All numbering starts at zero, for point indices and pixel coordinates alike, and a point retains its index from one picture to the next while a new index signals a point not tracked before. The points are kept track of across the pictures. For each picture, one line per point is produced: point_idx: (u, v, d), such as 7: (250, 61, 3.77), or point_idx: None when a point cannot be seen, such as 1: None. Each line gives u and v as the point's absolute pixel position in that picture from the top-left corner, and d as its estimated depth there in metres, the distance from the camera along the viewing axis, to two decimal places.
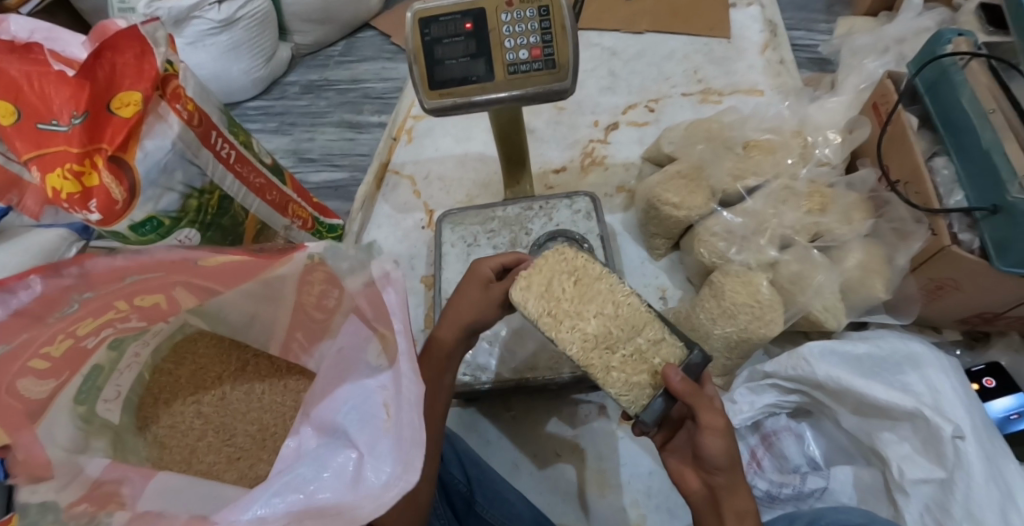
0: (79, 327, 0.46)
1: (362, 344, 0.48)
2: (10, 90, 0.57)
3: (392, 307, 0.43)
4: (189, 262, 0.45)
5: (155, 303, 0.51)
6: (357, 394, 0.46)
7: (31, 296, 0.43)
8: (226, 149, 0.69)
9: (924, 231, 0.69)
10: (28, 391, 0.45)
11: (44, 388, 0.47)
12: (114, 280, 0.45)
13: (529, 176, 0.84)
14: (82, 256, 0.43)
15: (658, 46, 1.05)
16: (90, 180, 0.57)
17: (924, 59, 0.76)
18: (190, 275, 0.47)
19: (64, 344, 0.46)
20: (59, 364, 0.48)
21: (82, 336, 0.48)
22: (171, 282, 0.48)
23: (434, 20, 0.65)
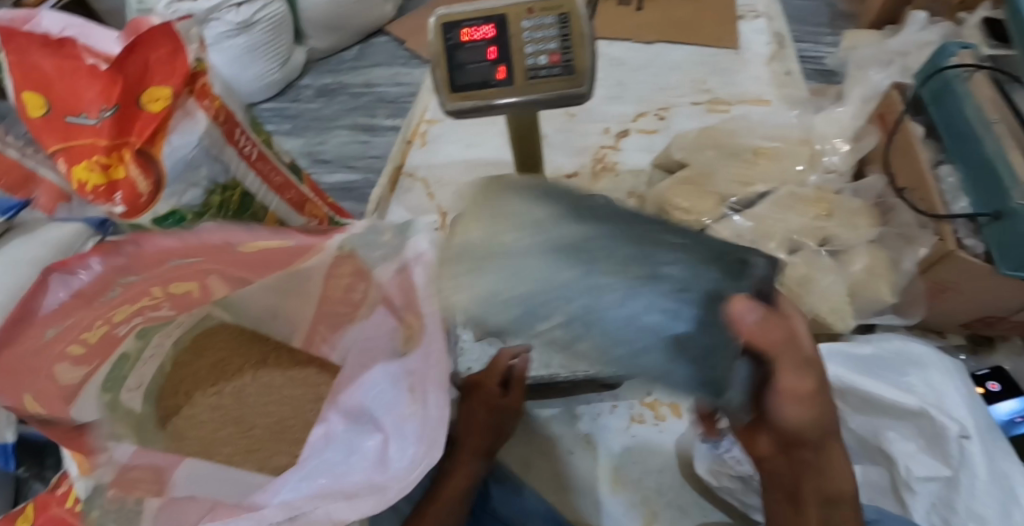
0: (115, 315, 0.50)
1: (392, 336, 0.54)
2: (45, 86, 0.67)
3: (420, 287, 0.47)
4: (231, 248, 0.47)
5: (187, 292, 0.53)
6: (384, 381, 0.51)
7: (88, 275, 0.44)
8: (249, 147, 0.75)
9: (930, 237, 0.71)
10: (63, 375, 0.48)
11: (77, 372, 0.50)
12: (159, 263, 0.46)
13: (542, 181, 0.86)
14: (141, 236, 0.43)
15: (667, 56, 1.07)
16: (117, 172, 0.67)
17: (928, 72, 0.78)
18: (226, 262, 0.50)
19: (99, 331, 0.50)
20: (93, 350, 0.50)
21: (115, 322, 0.51)
22: (207, 271, 0.51)
23: (457, 24, 0.68)
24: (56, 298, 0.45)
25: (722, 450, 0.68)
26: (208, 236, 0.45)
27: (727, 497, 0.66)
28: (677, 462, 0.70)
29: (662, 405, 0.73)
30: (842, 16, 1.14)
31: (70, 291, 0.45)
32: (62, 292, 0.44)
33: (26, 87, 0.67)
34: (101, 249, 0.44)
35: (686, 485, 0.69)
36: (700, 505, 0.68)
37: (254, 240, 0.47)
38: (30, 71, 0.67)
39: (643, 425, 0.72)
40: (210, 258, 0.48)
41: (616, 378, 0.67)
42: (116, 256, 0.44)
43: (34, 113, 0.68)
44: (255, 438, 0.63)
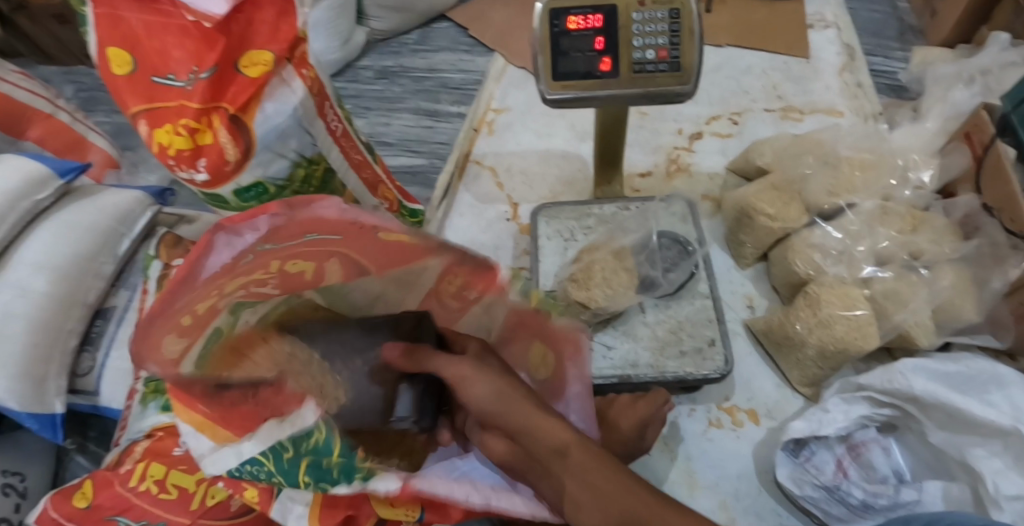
0: (230, 285, 0.46)
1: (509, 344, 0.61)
2: (131, 41, 0.64)
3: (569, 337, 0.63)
4: (372, 232, 0.49)
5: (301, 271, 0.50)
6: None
7: (256, 236, 0.46)
8: (335, 122, 0.74)
9: (1022, 258, 0.71)
10: (169, 347, 0.45)
11: (176, 346, 0.46)
12: (297, 234, 0.47)
13: (619, 178, 0.85)
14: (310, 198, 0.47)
15: (739, 61, 1.07)
16: (204, 138, 0.65)
17: (1020, 94, 0.79)
18: (359, 248, 0.50)
19: (207, 303, 0.46)
20: (197, 324, 0.46)
21: (223, 294, 0.47)
22: (330, 252, 0.50)
23: (565, 11, 0.66)
24: (219, 258, 0.45)
25: (801, 458, 0.68)
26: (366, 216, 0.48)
27: (809, 506, 0.66)
28: (754, 468, 0.70)
29: (740, 411, 0.73)
30: (913, 31, 1.14)
31: (233, 251, 0.46)
32: (222, 255, 0.45)
33: (112, 42, 0.64)
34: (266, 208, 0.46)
35: (763, 493, 0.69)
36: (777, 513, 0.67)
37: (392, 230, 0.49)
38: (117, 24, 0.64)
39: (720, 430, 0.72)
40: (347, 239, 0.49)
41: (702, 381, 0.66)
42: (277, 217, 0.46)
43: (117, 70, 0.65)
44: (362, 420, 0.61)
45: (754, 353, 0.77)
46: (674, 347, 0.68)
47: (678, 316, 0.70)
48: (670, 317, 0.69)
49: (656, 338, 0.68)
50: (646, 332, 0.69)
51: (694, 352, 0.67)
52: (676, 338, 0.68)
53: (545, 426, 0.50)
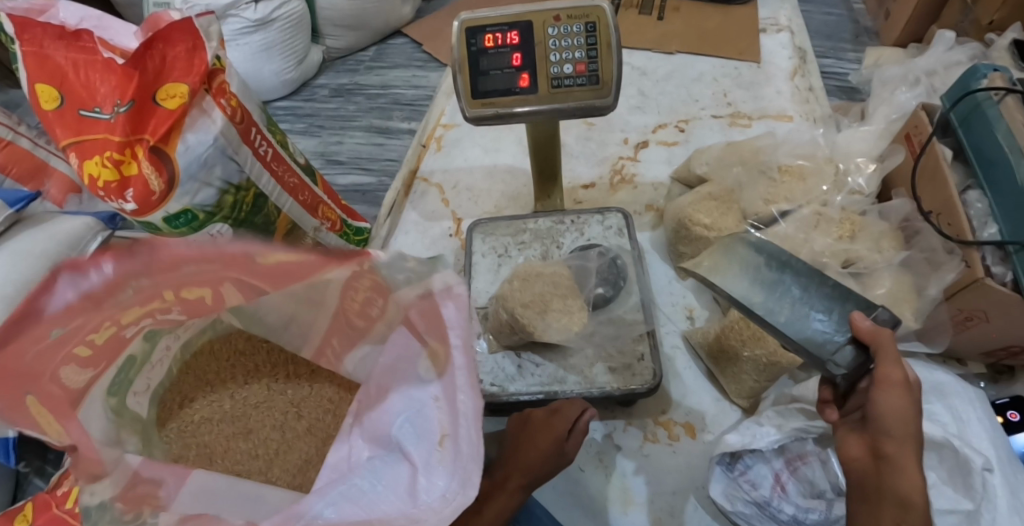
0: (124, 316, 0.49)
1: (411, 358, 0.56)
2: (58, 77, 0.65)
3: (451, 321, 0.49)
4: (249, 258, 0.47)
5: (200, 297, 0.53)
6: (409, 407, 0.55)
7: (102, 278, 0.43)
8: (265, 147, 0.74)
9: (957, 263, 0.69)
10: (69, 378, 0.49)
11: (83, 376, 0.50)
12: (170, 269, 0.46)
13: (559, 191, 0.84)
14: (158, 238, 0.44)
15: (689, 68, 1.06)
16: (129, 169, 0.65)
17: (958, 93, 0.77)
18: (245, 270, 0.48)
19: (107, 333, 0.49)
20: (99, 352, 0.51)
21: (123, 324, 0.51)
22: (220, 278, 0.50)
23: (481, 30, 0.66)
24: (64, 297, 0.43)
25: (736, 472, 0.67)
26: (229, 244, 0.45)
27: (740, 521, 0.65)
28: (690, 484, 0.69)
29: (676, 425, 0.72)
30: (866, 32, 1.13)
31: (80, 291, 0.44)
32: (72, 292, 0.43)
33: (39, 78, 0.65)
34: (115, 252, 0.43)
35: (698, 508, 0.68)
36: None
37: (271, 253, 0.47)
38: (43, 61, 0.65)
39: (656, 445, 0.71)
40: (229, 265, 0.47)
41: (631, 397, 0.65)
42: (126, 260, 0.43)
43: (47, 105, 0.65)
44: (287, 455, 0.63)
45: (693, 367, 0.76)
46: (603, 363, 0.67)
47: (611, 336, 0.68)
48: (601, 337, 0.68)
49: (587, 356, 0.67)
50: (579, 352, 0.68)
51: (623, 369, 0.66)
52: (606, 355, 0.67)
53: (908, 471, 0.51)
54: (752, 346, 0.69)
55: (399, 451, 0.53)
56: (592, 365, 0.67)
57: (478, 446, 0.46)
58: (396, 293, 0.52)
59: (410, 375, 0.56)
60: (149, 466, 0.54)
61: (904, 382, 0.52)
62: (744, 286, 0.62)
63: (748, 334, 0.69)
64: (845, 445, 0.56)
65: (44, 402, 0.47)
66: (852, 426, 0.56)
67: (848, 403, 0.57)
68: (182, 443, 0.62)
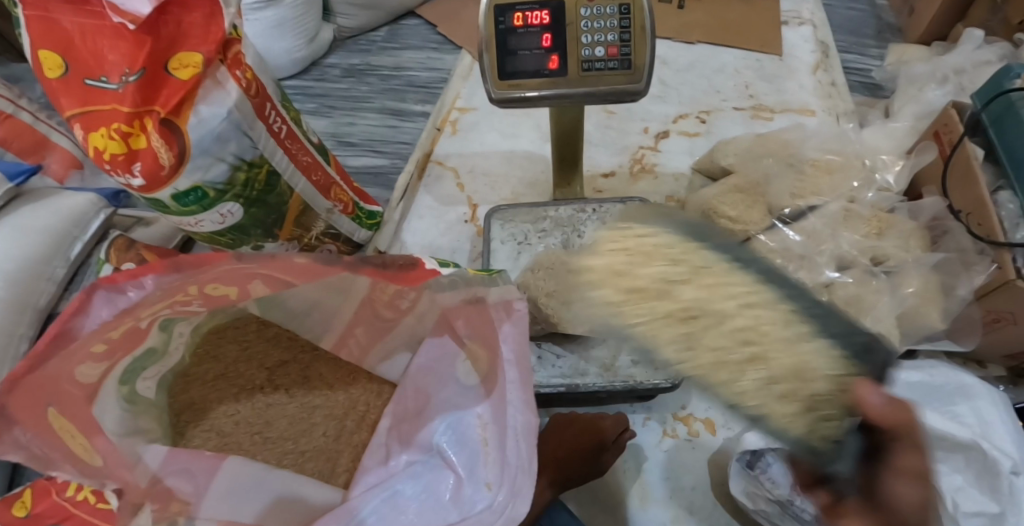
0: (143, 313, 0.46)
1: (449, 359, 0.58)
2: (63, 43, 0.61)
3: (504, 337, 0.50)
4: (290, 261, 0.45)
5: (222, 293, 0.50)
6: (451, 417, 0.56)
7: (140, 292, 0.43)
8: (279, 123, 0.72)
9: (988, 264, 0.68)
10: (83, 374, 0.47)
11: (97, 369, 0.48)
12: (199, 265, 0.44)
13: (580, 179, 0.82)
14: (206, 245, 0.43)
15: (710, 59, 1.04)
16: (137, 142, 0.61)
17: (990, 92, 0.75)
18: (281, 267, 0.46)
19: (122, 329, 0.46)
20: (114, 348, 0.48)
21: (141, 319, 0.48)
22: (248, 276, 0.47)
23: (511, 7, 0.64)
24: (99, 316, 0.44)
25: (756, 470, 0.64)
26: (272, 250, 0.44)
27: (762, 519, 0.63)
28: (709, 480, 0.68)
29: (696, 420, 0.71)
30: (889, 28, 1.11)
31: (115, 309, 0.44)
32: (95, 317, 0.44)
33: (43, 44, 0.61)
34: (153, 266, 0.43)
35: (718, 505, 0.66)
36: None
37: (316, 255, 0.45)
38: (48, 25, 0.61)
39: (676, 440, 0.70)
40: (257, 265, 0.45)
41: (654, 391, 0.64)
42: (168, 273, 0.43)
43: (51, 73, 0.62)
44: (304, 441, 0.62)
45: None
46: (626, 355, 0.66)
47: None
48: None
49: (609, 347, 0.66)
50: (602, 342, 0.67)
51: (647, 362, 0.65)
52: (629, 347, 0.66)
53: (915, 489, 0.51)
54: None
55: (439, 456, 0.56)
56: (613, 356, 0.66)
57: (528, 460, 0.47)
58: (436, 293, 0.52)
59: (449, 381, 0.58)
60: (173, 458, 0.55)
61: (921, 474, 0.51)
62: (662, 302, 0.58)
63: None
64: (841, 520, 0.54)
65: (64, 411, 0.46)
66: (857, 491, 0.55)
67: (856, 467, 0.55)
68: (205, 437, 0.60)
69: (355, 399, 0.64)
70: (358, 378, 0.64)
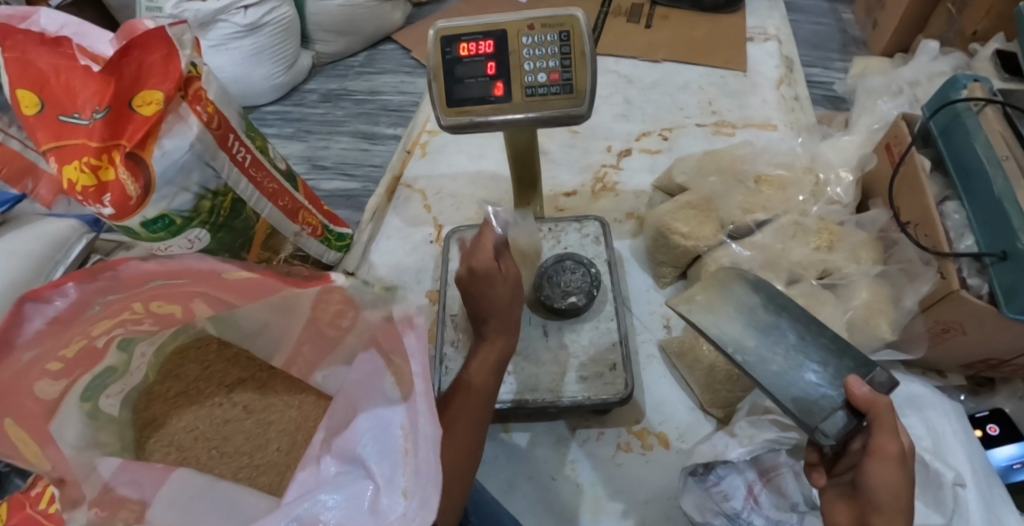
0: (94, 329, 0.50)
1: (378, 375, 0.55)
2: (38, 83, 0.64)
3: (411, 351, 0.47)
4: (215, 274, 0.47)
5: (170, 311, 0.54)
6: (375, 425, 0.53)
7: (65, 302, 0.45)
8: (243, 152, 0.74)
9: (932, 274, 0.69)
10: (43, 391, 0.49)
11: (57, 386, 0.50)
12: (138, 283, 0.47)
13: (539, 198, 0.84)
14: (118, 262, 0.45)
15: (674, 76, 1.06)
16: (106, 174, 0.64)
17: (938, 104, 0.77)
18: (212, 286, 0.49)
19: (77, 345, 0.50)
20: (72, 364, 0.51)
21: (94, 335, 0.51)
22: (191, 293, 0.51)
23: (456, 38, 0.66)
24: (31, 327, 0.45)
25: (708, 483, 0.66)
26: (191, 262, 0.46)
27: None
28: (662, 494, 0.68)
29: (650, 434, 0.72)
30: (854, 41, 1.13)
31: (47, 319, 0.45)
32: (37, 321, 0.45)
33: (21, 84, 0.64)
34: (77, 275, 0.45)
35: (670, 518, 0.67)
36: None
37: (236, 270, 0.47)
38: (23, 66, 0.64)
39: (629, 454, 0.71)
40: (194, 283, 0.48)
41: (602, 406, 0.65)
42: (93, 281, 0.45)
43: (26, 111, 0.64)
44: (258, 455, 0.64)
45: (668, 375, 0.76)
46: (574, 372, 0.67)
47: (582, 343, 0.69)
48: (574, 344, 0.68)
49: (558, 365, 0.67)
50: (552, 361, 0.68)
51: (594, 377, 0.66)
52: (578, 364, 0.67)
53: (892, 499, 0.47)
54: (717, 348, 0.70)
55: (363, 467, 0.51)
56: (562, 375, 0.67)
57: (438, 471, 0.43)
58: (363, 312, 0.51)
59: (377, 394, 0.54)
60: (123, 471, 0.56)
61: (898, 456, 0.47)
62: (737, 330, 0.59)
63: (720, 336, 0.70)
64: (832, 510, 0.51)
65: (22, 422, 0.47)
66: (842, 491, 0.52)
67: (839, 464, 0.53)
68: (163, 452, 0.63)
69: (307, 415, 0.66)
70: (308, 394, 0.67)
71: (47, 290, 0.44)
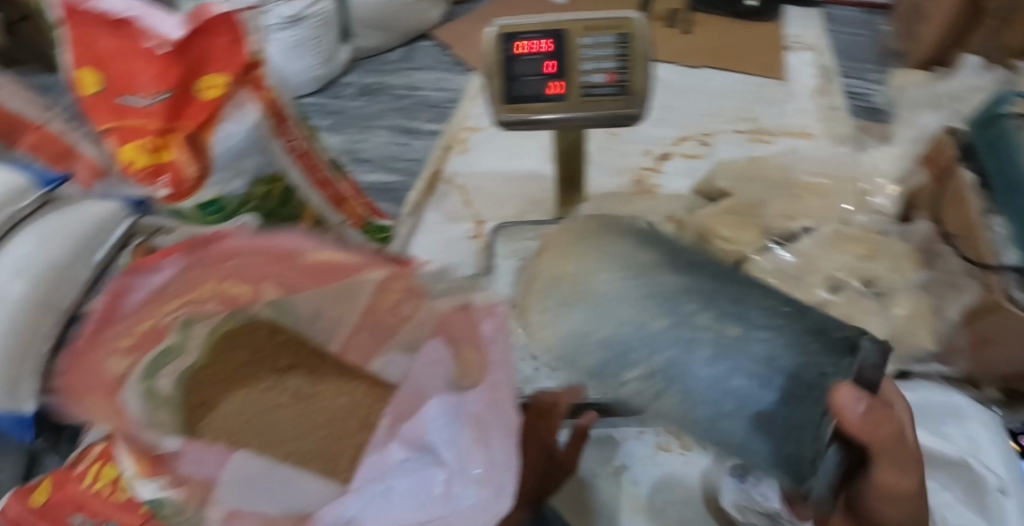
0: (168, 306, 0.54)
1: (442, 364, 0.58)
2: (101, 62, 0.66)
3: (490, 337, 0.52)
4: (297, 255, 0.56)
5: (239, 293, 0.57)
6: (440, 413, 0.56)
7: (165, 273, 0.53)
8: (296, 141, 0.75)
9: (976, 286, 0.70)
10: (112, 366, 0.52)
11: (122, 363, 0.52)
12: (221, 261, 0.54)
13: (581, 198, 0.85)
14: (219, 237, 0.54)
15: (712, 82, 1.07)
16: (164, 155, 0.66)
17: (983, 119, 0.78)
18: (288, 268, 0.57)
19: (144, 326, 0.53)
20: (140, 342, 0.53)
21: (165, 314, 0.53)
22: (265, 275, 0.57)
23: (515, 36, 0.67)
24: (137, 298, 0.53)
25: (748, 484, 0.65)
26: (281, 240, 0.56)
27: None
28: (702, 495, 0.69)
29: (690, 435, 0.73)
30: (891, 54, 1.14)
31: (149, 292, 0.53)
32: (139, 293, 0.52)
33: (83, 63, 0.66)
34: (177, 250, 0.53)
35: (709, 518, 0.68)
36: None
37: (319, 251, 0.57)
38: (86, 46, 0.66)
39: (668, 453, 0.72)
40: (273, 261, 0.56)
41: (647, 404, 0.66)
42: (185, 255, 0.53)
43: (89, 90, 0.67)
44: (308, 439, 0.66)
45: None
46: None
47: None
48: None
49: None
50: None
51: None
52: None
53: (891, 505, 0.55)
54: None
55: (431, 454, 0.56)
56: None
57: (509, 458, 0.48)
58: (431, 300, 0.59)
59: (440, 381, 0.59)
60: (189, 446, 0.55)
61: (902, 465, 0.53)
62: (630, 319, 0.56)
63: None
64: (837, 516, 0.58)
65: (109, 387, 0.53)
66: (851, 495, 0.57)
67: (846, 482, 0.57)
68: (215, 432, 0.63)
69: (358, 403, 0.68)
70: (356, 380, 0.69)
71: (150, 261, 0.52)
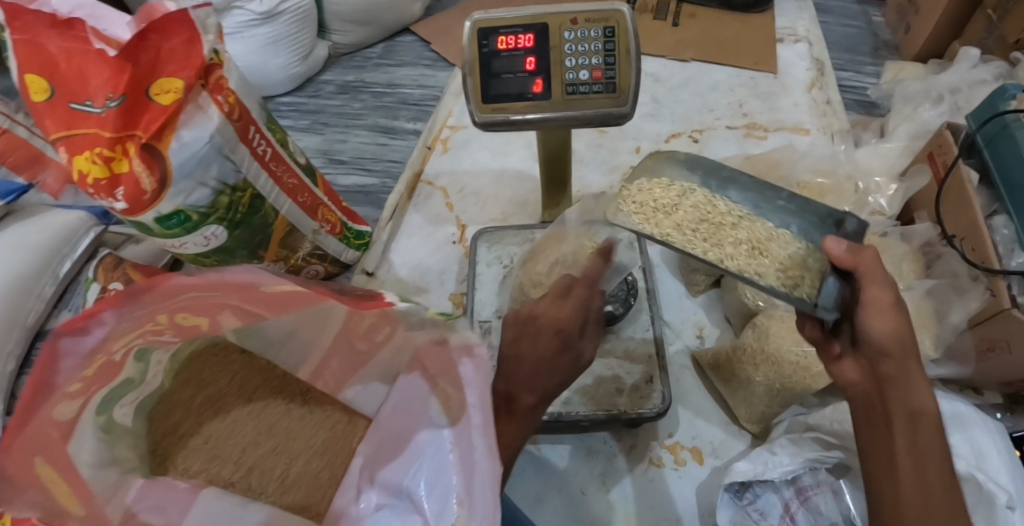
0: (113, 346, 0.47)
1: (421, 400, 0.56)
2: (47, 67, 0.59)
3: (468, 378, 0.48)
4: (253, 286, 0.46)
5: (194, 324, 0.52)
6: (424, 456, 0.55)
7: (102, 332, 0.45)
8: (263, 146, 0.70)
9: (981, 291, 0.67)
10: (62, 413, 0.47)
11: (71, 407, 0.48)
12: (171, 294, 0.45)
13: (567, 199, 0.82)
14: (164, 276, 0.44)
15: (703, 76, 1.03)
16: (120, 166, 0.59)
17: (984, 114, 0.74)
18: (247, 299, 0.48)
19: (96, 364, 0.47)
20: (89, 383, 0.48)
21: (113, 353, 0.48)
22: (220, 305, 0.49)
23: (494, 30, 0.63)
24: (76, 365, 0.45)
25: (744, 501, 0.64)
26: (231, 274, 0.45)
27: None
28: (697, 511, 0.66)
29: (683, 449, 0.70)
30: (886, 45, 1.10)
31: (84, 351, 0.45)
32: (73, 359, 0.45)
33: (28, 67, 0.58)
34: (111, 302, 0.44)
35: None
36: None
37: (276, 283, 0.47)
38: (32, 49, 0.59)
39: (661, 469, 0.68)
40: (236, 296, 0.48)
41: (639, 420, 0.62)
42: (127, 306, 0.45)
43: (37, 97, 0.59)
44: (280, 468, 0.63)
45: (701, 387, 0.74)
46: (610, 383, 0.65)
47: (615, 352, 0.67)
48: (609, 354, 0.66)
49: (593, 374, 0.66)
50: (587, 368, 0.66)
51: (631, 390, 0.64)
52: (614, 375, 0.65)
53: (923, 392, 0.49)
54: (765, 370, 0.66)
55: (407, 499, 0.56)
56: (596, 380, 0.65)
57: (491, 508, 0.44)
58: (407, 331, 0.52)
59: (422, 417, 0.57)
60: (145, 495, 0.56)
61: (892, 306, 0.50)
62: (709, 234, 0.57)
63: (766, 351, 0.66)
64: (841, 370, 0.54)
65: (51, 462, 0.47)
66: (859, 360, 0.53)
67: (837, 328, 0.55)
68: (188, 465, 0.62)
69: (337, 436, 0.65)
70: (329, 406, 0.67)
71: (84, 321, 0.43)
